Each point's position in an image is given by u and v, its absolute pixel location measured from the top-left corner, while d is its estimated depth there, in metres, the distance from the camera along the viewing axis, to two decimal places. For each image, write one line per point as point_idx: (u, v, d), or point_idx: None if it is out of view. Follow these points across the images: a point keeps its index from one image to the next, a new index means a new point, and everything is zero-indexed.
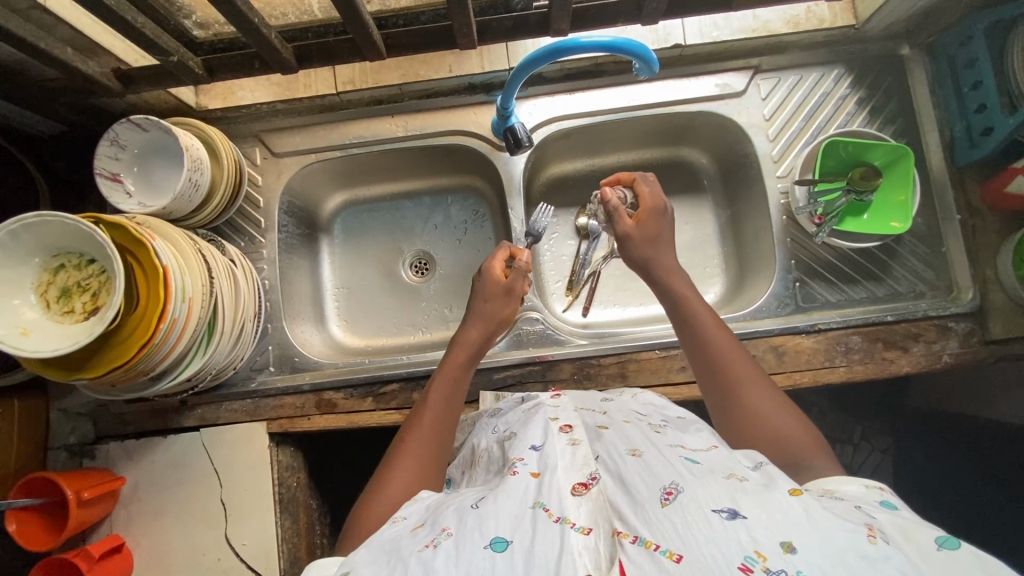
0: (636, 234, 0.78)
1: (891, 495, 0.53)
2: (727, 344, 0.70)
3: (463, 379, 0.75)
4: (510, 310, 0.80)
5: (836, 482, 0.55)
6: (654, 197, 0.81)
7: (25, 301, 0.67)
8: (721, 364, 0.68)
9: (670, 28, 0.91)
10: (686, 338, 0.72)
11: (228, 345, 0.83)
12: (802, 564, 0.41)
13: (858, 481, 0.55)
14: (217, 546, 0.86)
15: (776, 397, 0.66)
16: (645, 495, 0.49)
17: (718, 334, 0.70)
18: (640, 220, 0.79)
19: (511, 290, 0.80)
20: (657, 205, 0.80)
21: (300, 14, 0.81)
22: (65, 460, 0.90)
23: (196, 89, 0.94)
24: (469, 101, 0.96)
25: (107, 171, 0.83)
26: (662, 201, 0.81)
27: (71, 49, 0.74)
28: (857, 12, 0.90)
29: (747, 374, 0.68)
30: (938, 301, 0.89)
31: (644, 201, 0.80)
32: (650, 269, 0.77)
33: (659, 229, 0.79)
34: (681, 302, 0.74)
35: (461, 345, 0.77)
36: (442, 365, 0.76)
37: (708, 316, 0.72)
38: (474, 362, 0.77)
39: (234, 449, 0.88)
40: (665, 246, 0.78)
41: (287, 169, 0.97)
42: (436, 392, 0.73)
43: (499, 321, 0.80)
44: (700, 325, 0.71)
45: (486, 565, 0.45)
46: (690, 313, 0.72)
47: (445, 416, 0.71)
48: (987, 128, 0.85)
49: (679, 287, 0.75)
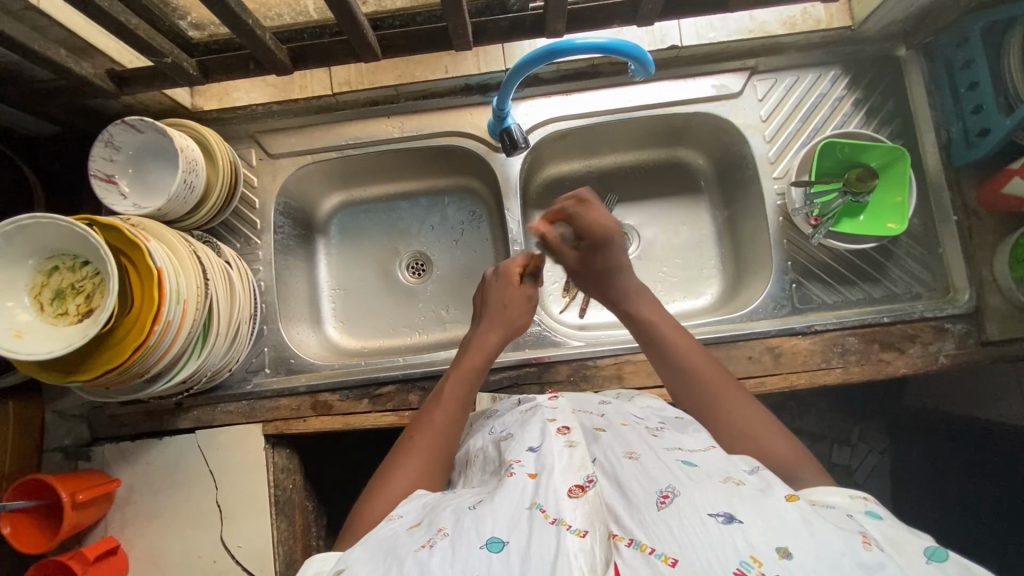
0: (585, 267, 0.81)
1: (875, 504, 0.53)
2: (697, 358, 0.70)
3: (476, 382, 0.75)
4: (525, 316, 0.81)
5: (822, 493, 0.54)
6: (595, 228, 0.79)
7: (19, 302, 0.66)
8: (696, 377, 0.69)
9: (666, 29, 0.91)
10: (655, 358, 0.73)
11: (224, 347, 0.82)
12: (797, 570, 0.41)
13: (843, 491, 0.55)
14: (213, 548, 0.86)
15: (751, 405, 0.66)
16: (641, 499, 0.49)
17: (685, 350, 0.71)
18: (584, 255, 0.81)
19: (530, 297, 0.82)
20: (601, 237, 0.79)
21: (296, 14, 0.82)
22: (60, 462, 0.90)
23: (191, 90, 0.94)
24: (465, 102, 0.96)
25: (102, 172, 0.83)
26: (606, 228, 0.79)
27: (64, 49, 0.74)
28: (854, 13, 0.90)
29: (718, 384, 0.68)
30: (935, 302, 0.89)
31: (584, 236, 0.80)
32: (612, 295, 0.78)
33: (611, 260, 0.79)
34: (645, 325, 0.74)
35: (477, 347, 0.77)
36: (456, 366, 0.76)
37: (676, 334, 0.72)
38: (489, 365, 0.77)
39: (230, 451, 0.88)
40: (623, 273, 0.78)
41: (283, 170, 0.97)
42: (448, 393, 0.72)
43: (514, 325, 0.80)
44: (667, 342, 0.72)
45: (483, 566, 0.45)
46: (654, 333, 0.73)
47: (455, 418, 0.71)
48: (982, 130, 0.85)
49: (643, 310, 0.75)
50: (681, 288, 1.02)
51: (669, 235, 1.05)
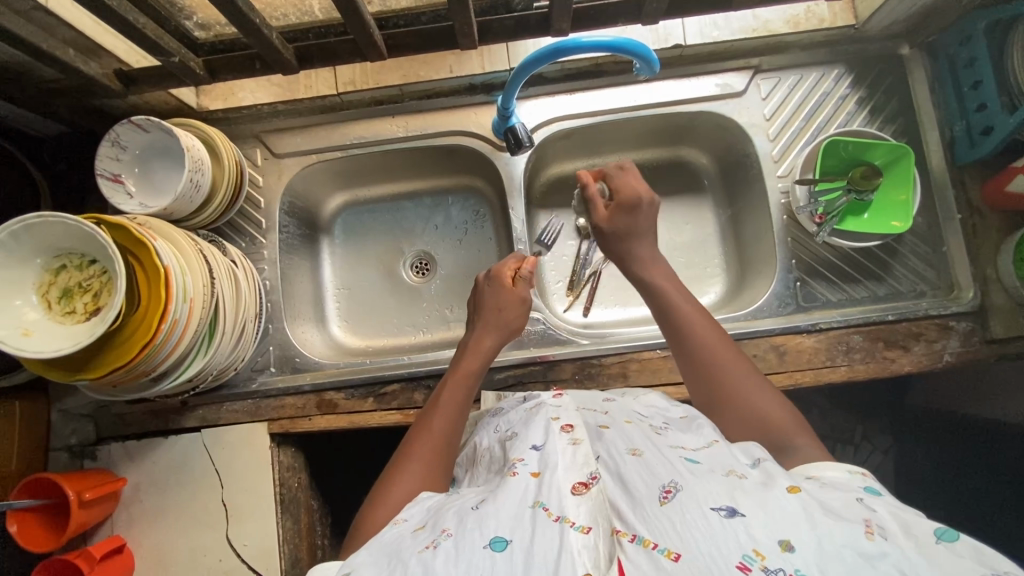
0: (609, 228, 0.79)
1: (875, 480, 0.54)
2: (713, 339, 0.69)
3: (473, 385, 0.75)
4: (521, 318, 0.82)
5: (819, 468, 0.56)
6: (632, 188, 0.79)
7: (27, 301, 0.67)
8: (707, 349, 0.69)
9: (670, 27, 0.91)
10: (669, 328, 0.72)
11: (229, 346, 0.83)
12: (800, 563, 0.41)
13: (842, 466, 0.56)
14: (218, 547, 0.86)
15: (767, 391, 0.66)
16: (644, 494, 0.49)
17: (702, 329, 0.70)
18: (611, 215, 0.79)
19: (524, 298, 0.82)
20: (635, 198, 0.78)
21: (301, 15, 0.81)
22: (66, 461, 0.90)
23: (196, 90, 0.95)
24: (469, 102, 0.96)
25: (108, 172, 0.83)
26: (641, 191, 0.79)
27: (73, 49, 0.74)
28: (857, 12, 0.91)
29: (734, 368, 0.67)
30: (938, 301, 0.89)
31: (619, 194, 0.80)
32: (628, 265, 0.78)
33: (636, 223, 0.78)
34: (659, 294, 0.74)
35: (473, 351, 0.78)
36: (452, 371, 0.76)
37: (687, 304, 0.72)
38: (485, 366, 0.78)
39: (236, 449, 0.88)
40: (643, 240, 0.78)
41: (288, 170, 0.97)
42: (446, 397, 0.73)
43: (508, 327, 0.81)
44: (683, 319, 0.71)
45: (487, 565, 0.45)
46: (672, 308, 0.72)
47: (454, 421, 0.71)
48: (987, 128, 0.85)
49: (659, 279, 0.75)
50: (685, 286, 1.02)
51: (673, 234, 1.05)
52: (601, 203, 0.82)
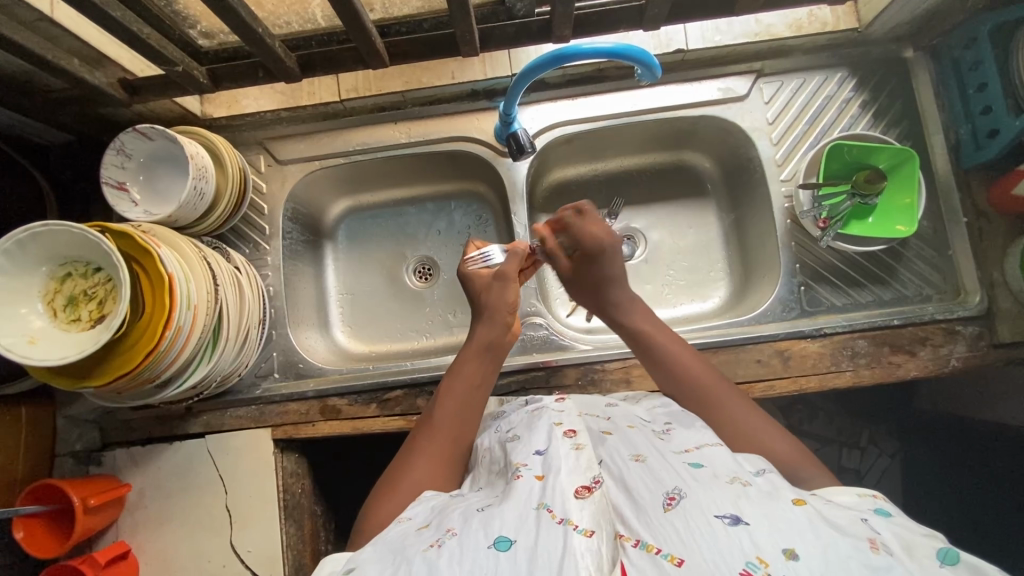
0: (577, 278, 0.79)
1: (884, 502, 0.53)
2: (694, 364, 0.71)
3: (478, 372, 0.74)
4: (509, 296, 0.78)
5: (832, 491, 0.55)
6: (591, 236, 0.77)
7: (32, 309, 0.67)
8: (697, 384, 0.69)
9: (672, 32, 0.91)
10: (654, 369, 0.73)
11: (234, 351, 0.83)
12: (804, 570, 0.41)
13: (852, 490, 0.55)
14: (222, 553, 0.86)
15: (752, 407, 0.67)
16: (647, 500, 0.48)
17: (681, 355, 0.72)
18: (577, 265, 0.79)
19: (499, 274, 0.79)
20: (596, 247, 0.77)
21: (303, 22, 0.80)
22: (72, 467, 0.91)
23: (200, 98, 0.95)
24: (471, 108, 0.97)
25: (114, 180, 0.84)
26: (602, 238, 0.77)
27: (78, 60, 0.75)
28: (861, 15, 0.90)
29: (718, 389, 0.69)
30: (946, 304, 0.88)
31: (579, 245, 0.78)
32: (605, 306, 0.78)
33: (603, 270, 0.77)
34: (640, 334, 0.74)
35: (472, 342, 0.76)
36: (454, 363, 0.75)
37: (669, 341, 0.73)
38: (491, 357, 0.75)
39: (241, 455, 0.89)
40: (618, 284, 0.78)
41: (291, 177, 0.98)
42: (449, 389, 0.72)
43: (507, 307, 0.78)
44: (661, 349, 0.73)
45: (490, 565, 0.45)
46: (648, 340, 0.74)
47: (459, 413, 0.70)
48: (993, 131, 0.83)
49: (641, 323, 0.75)
50: (688, 290, 1.02)
51: (676, 238, 1.05)
52: (563, 254, 0.81)
